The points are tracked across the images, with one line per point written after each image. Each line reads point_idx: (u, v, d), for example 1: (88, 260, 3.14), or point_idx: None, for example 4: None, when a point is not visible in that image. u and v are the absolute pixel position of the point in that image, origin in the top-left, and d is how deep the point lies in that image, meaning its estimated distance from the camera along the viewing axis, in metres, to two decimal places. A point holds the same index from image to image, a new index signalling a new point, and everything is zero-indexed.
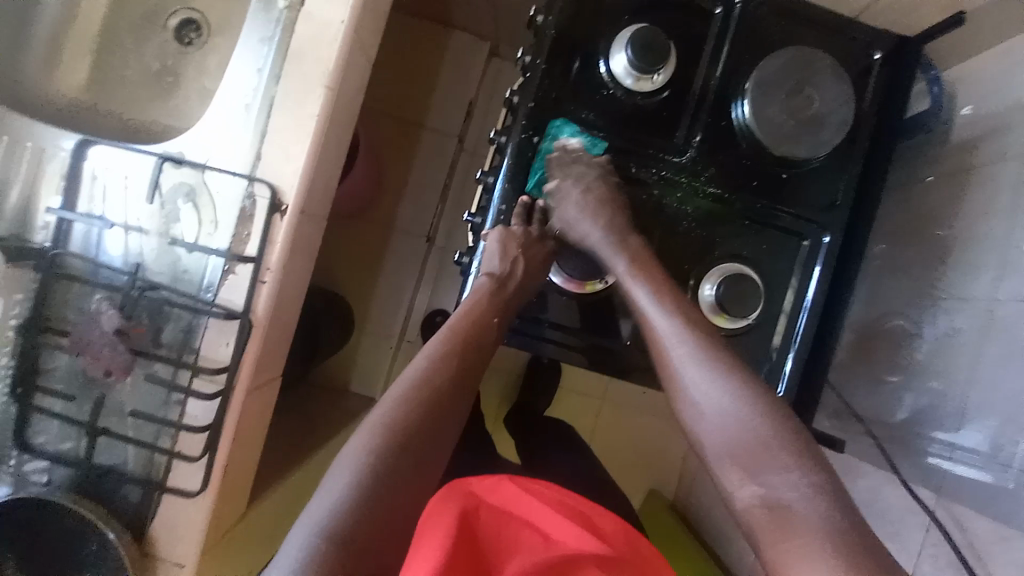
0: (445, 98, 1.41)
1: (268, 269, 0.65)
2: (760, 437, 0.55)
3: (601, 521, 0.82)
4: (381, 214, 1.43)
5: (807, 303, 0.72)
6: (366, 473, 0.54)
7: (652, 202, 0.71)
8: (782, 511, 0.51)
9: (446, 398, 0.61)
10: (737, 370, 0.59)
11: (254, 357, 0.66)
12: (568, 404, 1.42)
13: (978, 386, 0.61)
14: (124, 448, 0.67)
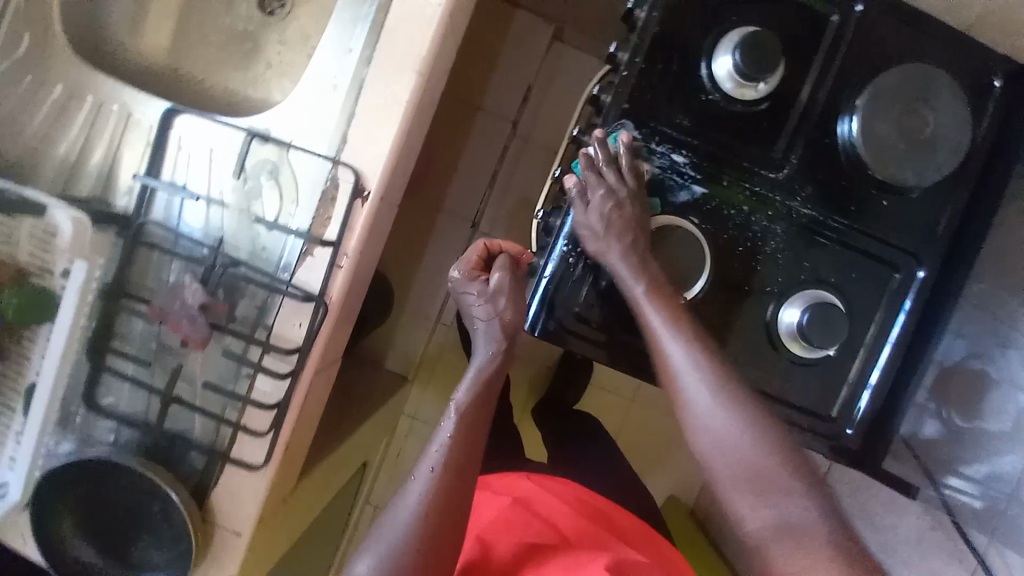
0: (504, 83, 1.37)
1: (346, 254, 0.65)
2: (765, 470, 0.58)
3: (622, 520, 0.86)
4: (429, 196, 1.42)
5: (891, 337, 0.69)
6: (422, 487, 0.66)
7: (739, 218, 0.67)
8: (792, 535, 0.55)
9: (476, 429, 0.69)
10: (745, 402, 0.61)
11: (325, 341, 0.66)
12: (599, 401, 1.40)
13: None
14: (192, 417, 0.68)
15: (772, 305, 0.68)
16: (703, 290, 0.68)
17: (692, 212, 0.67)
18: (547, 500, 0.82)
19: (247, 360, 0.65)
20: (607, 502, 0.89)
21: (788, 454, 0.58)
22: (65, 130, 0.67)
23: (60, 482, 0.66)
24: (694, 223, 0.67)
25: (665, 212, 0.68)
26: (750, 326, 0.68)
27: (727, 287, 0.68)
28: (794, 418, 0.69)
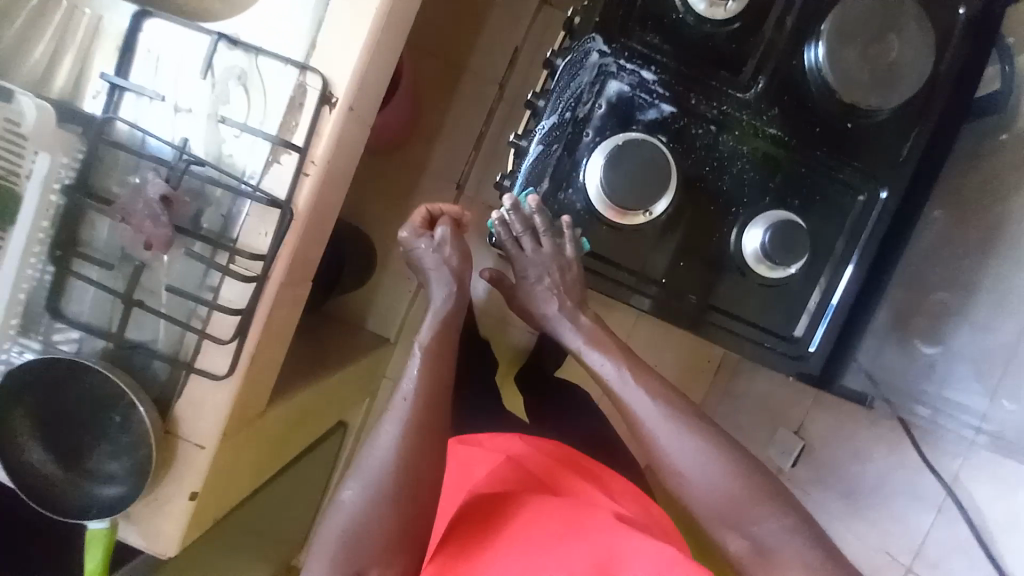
0: (493, 42, 1.31)
1: (313, 162, 0.64)
2: (735, 492, 0.62)
3: (612, 485, 0.86)
4: (412, 158, 1.36)
5: (855, 262, 0.69)
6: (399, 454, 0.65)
7: (707, 138, 0.68)
8: (765, 556, 0.60)
9: (435, 401, 0.68)
10: (700, 427, 0.65)
11: (291, 250, 0.66)
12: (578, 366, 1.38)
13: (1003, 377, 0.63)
14: (156, 324, 0.67)
15: (737, 228, 0.68)
16: (666, 211, 0.67)
17: (661, 130, 0.67)
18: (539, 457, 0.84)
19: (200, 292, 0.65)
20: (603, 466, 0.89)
21: (754, 476, 0.62)
22: (37, 37, 0.66)
23: (22, 383, 0.65)
24: (662, 141, 0.67)
25: (635, 129, 0.67)
26: (715, 248, 0.69)
27: (695, 208, 0.68)
28: (758, 338, 0.71)
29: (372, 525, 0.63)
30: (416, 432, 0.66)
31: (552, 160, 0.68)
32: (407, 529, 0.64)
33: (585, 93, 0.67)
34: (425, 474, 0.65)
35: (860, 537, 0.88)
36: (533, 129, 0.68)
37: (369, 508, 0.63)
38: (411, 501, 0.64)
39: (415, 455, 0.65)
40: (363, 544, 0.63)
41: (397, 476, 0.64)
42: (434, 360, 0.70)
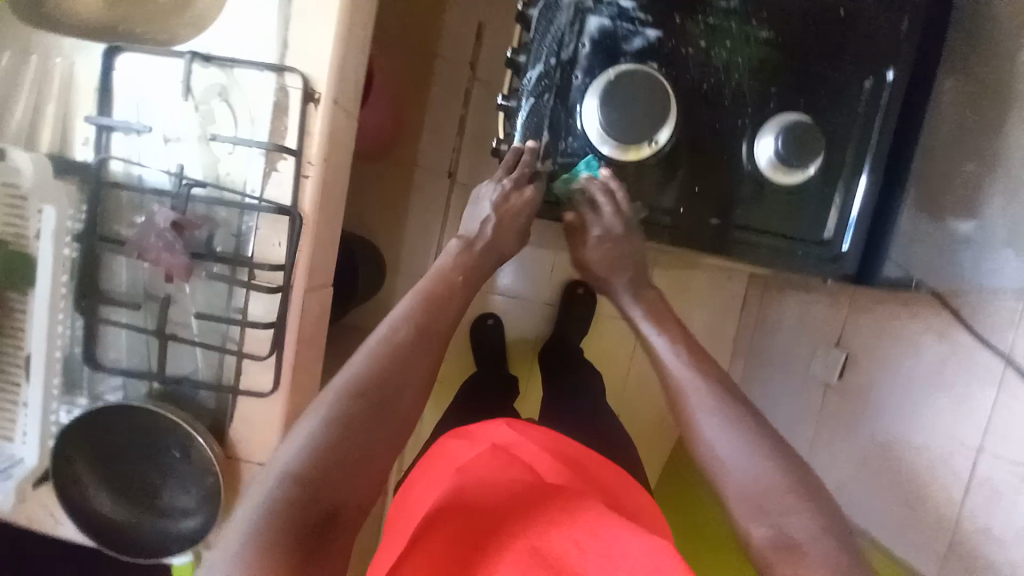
0: (456, 19, 1.27)
1: (310, 162, 0.64)
2: (764, 480, 0.53)
3: (605, 477, 0.68)
4: (401, 155, 1.32)
5: (871, 150, 0.67)
6: (348, 413, 0.52)
7: (698, 55, 0.65)
8: (793, 550, 0.50)
9: (429, 330, 0.60)
10: (745, 415, 0.58)
11: (308, 254, 0.66)
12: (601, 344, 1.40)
13: None
14: (193, 355, 0.68)
15: (747, 141, 0.67)
16: (670, 139, 0.66)
17: (650, 57, 0.65)
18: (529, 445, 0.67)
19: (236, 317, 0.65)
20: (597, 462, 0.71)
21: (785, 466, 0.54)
22: (16, 98, 0.66)
23: (81, 436, 0.67)
24: (654, 67, 0.65)
25: (624, 62, 0.65)
26: (728, 167, 0.68)
27: (699, 129, 0.67)
28: (787, 248, 0.70)
29: (316, 476, 0.48)
30: (403, 354, 0.57)
31: (546, 111, 0.66)
32: (361, 486, 0.50)
33: (566, 35, 0.65)
34: (401, 412, 0.55)
35: (923, 431, 0.86)
36: (521, 84, 0.66)
37: (314, 451, 0.49)
38: (374, 447, 0.52)
39: (398, 381, 0.56)
40: (302, 497, 0.47)
41: (353, 433, 0.51)
42: (438, 297, 0.64)
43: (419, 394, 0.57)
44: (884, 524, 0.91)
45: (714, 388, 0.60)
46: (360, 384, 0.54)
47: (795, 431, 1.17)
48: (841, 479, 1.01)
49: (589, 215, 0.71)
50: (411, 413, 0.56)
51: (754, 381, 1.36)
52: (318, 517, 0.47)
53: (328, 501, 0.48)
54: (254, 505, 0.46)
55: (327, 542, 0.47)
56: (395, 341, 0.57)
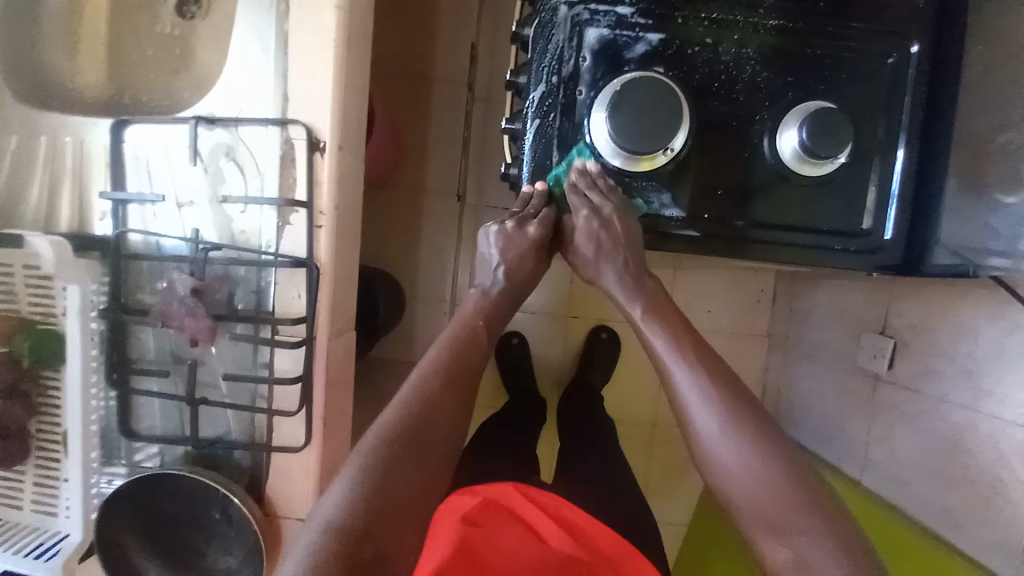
0: (449, 43, 1.26)
1: (321, 212, 0.63)
2: (780, 495, 0.51)
3: (604, 542, 0.79)
4: (409, 183, 1.31)
5: (903, 129, 0.63)
6: (385, 457, 0.52)
7: (706, 54, 0.63)
8: (810, 574, 0.47)
9: (460, 373, 0.61)
10: (752, 422, 0.55)
11: (329, 303, 0.65)
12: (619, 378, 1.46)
13: None
14: (225, 415, 0.68)
15: (768, 136, 0.64)
16: (686, 144, 0.64)
17: (655, 63, 0.63)
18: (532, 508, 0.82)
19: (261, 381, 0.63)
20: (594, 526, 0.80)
21: (797, 476, 0.52)
22: (33, 180, 0.67)
23: (117, 512, 0.66)
24: (660, 72, 0.63)
25: (628, 71, 0.63)
26: (748, 165, 0.64)
27: (714, 130, 0.64)
28: (823, 243, 0.66)
29: (359, 525, 0.47)
30: (437, 397, 0.58)
31: (553, 130, 0.64)
32: (403, 533, 0.49)
33: (567, 50, 0.63)
34: (436, 454, 0.54)
35: (991, 418, 0.80)
36: (525, 105, 0.65)
37: (357, 499, 0.48)
38: (412, 491, 0.51)
39: (429, 420, 0.56)
40: (347, 544, 0.46)
41: (389, 478, 0.51)
42: (463, 340, 0.65)
43: (454, 436, 0.57)
44: (958, 521, 0.85)
45: (717, 380, 0.57)
46: (398, 429, 0.54)
47: (846, 425, 1.11)
48: (904, 474, 0.95)
49: (603, 239, 0.67)
50: (445, 456, 0.55)
51: (793, 374, 1.30)
52: (363, 569, 0.45)
53: (375, 549, 0.47)
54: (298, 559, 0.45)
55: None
56: (428, 387, 0.58)
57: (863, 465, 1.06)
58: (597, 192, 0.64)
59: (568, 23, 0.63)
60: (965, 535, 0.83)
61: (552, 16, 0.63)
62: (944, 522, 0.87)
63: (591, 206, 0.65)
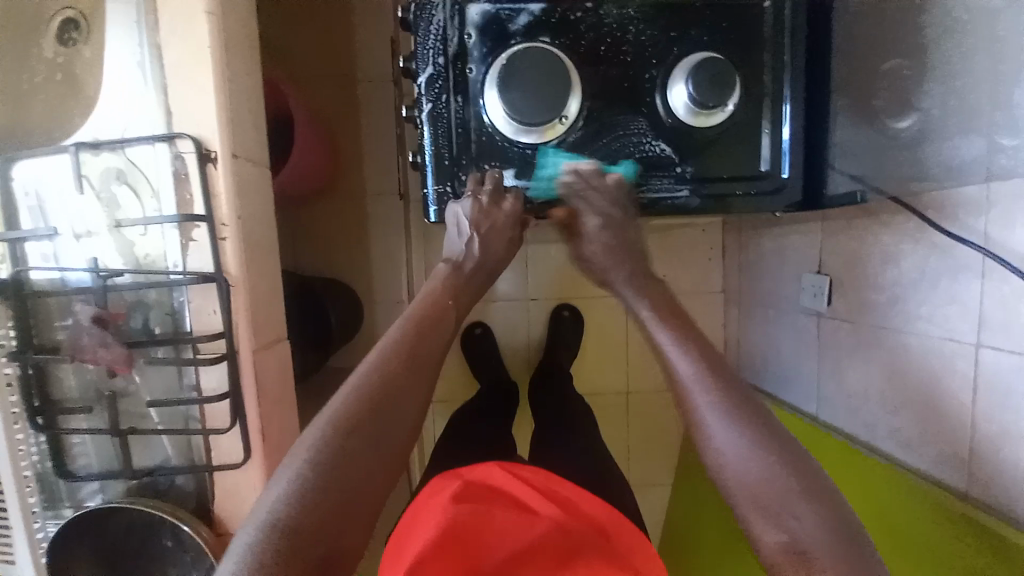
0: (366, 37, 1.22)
1: (224, 224, 0.62)
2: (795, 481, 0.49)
3: (589, 508, 0.75)
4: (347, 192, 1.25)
5: (789, 69, 0.64)
6: (342, 445, 0.48)
7: (590, 18, 0.63)
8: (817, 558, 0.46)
9: (419, 353, 0.57)
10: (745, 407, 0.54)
11: (246, 315, 0.63)
12: (597, 349, 1.50)
13: (1001, 114, 0.63)
14: (162, 443, 0.68)
15: (659, 93, 0.64)
16: (581, 110, 0.64)
17: (540, 33, 0.63)
18: (518, 489, 0.75)
19: (159, 426, 0.63)
20: (574, 490, 0.77)
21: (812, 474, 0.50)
22: None
23: (66, 552, 0.66)
24: (547, 42, 0.63)
25: (515, 44, 0.63)
26: (647, 124, 0.65)
27: (609, 92, 0.64)
28: (727, 190, 0.67)
29: (304, 526, 0.44)
30: (394, 382, 0.54)
31: (448, 111, 0.64)
32: (358, 530, 0.47)
33: (449, 30, 0.62)
34: (391, 440, 0.51)
35: (920, 336, 0.83)
36: (417, 90, 0.64)
37: (301, 498, 0.45)
38: (364, 487, 0.48)
39: (391, 404, 0.52)
40: (294, 551, 0.43)
41: (343, 469, 0.47)
42: (428, 317, 0.61)
43: (412, 421, 0.54)
44: (906, 439, 0.88)
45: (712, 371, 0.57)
46: (346, 417, 0.50)
47: (800, 366, 1.15)
48: (854, 403, 0.99)
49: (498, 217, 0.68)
50: (402, 445, 0.52)
51: (750, 325, 1.34)
52: (310, 567, 0.43)
53: (328, 546, 0.44)
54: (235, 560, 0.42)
55: None
56: (386, 369, 0.54)
57: (819, 401, 1.09)
58: (481, 178, 0.65)
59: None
60: (909, 451, 0.87)
61: None
62: (894, 442, 0.90)
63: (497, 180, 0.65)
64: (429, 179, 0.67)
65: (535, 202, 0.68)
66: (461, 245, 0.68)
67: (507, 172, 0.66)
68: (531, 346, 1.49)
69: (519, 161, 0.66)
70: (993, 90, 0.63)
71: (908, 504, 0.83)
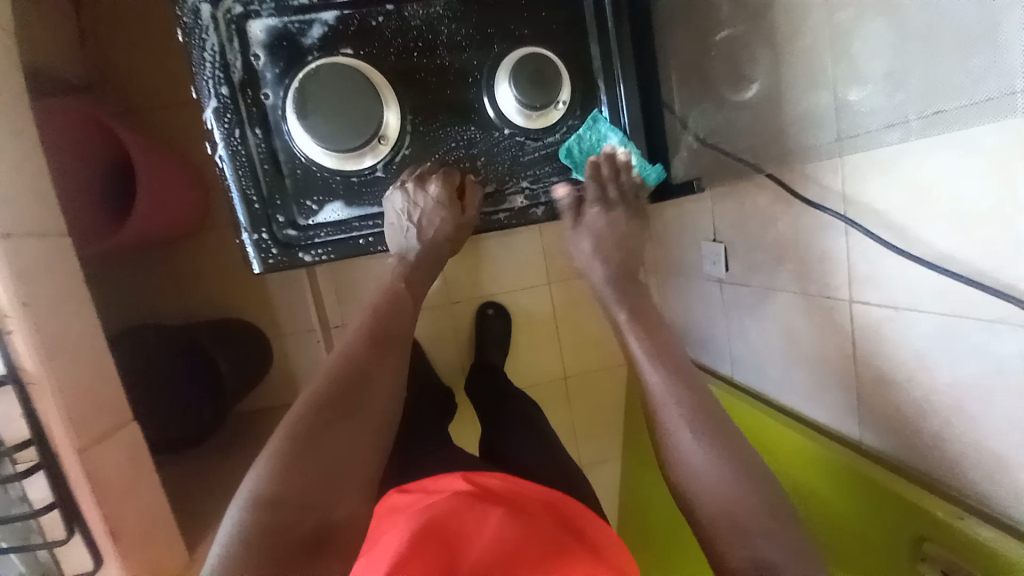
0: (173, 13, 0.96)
1: (6, 315, 0.53)
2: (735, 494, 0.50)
3: (566, 508, 0.73)
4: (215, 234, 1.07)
5: (615, 56, 0.62)
6: (313, 425, 0.51)
7: (392, 22, 0.57)
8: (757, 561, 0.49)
9: (386, 337, 0.59)
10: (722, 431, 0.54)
11: (60, 413, 0.56)
12: (526, 345, 1.45)
13: (841, 73, 0.61)
14: (9, 562, 0.60)
15: (487, 95, 0.60)
16: (402, 124, 0.59)
17: (339, 44, 0.56)
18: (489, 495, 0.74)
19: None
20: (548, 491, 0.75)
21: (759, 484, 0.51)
22: None
23: None
24: (349, 54, 0.56)
25: (313, 61, 0.56)
26: (479, 132, 0.61)
27: (430, 101, 0.59)
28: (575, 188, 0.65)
29: (290, 497, 0.48)
30: (365, 364, 0.57)
31: (248, 146, 0.56)
32: (348, 500, 0.51)
33: (229, 55, 0.55)
34: (369, 412, 0.55)
35: (800, 296, 0.83)
36: (206, 128, 0.56)
37: (284, 472, 0.49)
38: (345, 458, 0.51)
39: (363, 384, 0.55)
40: (283, 519, 0.47)
41: (322, 441, 0.51)
42: (390, 304, 0.62)
43: (379, 398, 0.56)
44: (805, 395, 0.90)
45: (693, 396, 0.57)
46: (326, 398, 0.53)
47: (711, 333, 1.15)
48: (759, 362, 1.00)
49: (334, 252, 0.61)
50: (375, 420, 0.55)
51: (664, 296, 1.35)
52: (300, 533, 0.47)
53: (316, 522, 0.48)
54: (224, 533, 0.46)
55: (311, 561, 0.47)
56: (353, 353, 0.57)
57: (732, 364, 1.10)
58: (306, 219, 0.59)
59: (218, 21, 0.54)
60: (810, 405, 0.89)
61: (204, 13, 0.53)
62: (797, 398, 0.92)
63: (324, 217, 0.60)
64: (243, 226, 0.59)
65: (369, 234, 0.61)
66: (340, 249, 0.60)
67: (333, 206, 0.60)
68: (458, 352, 1.43)
69: (346, 194, 0.60)
70: (832, 45, 0.61)
71: (831, 468, 0.81)
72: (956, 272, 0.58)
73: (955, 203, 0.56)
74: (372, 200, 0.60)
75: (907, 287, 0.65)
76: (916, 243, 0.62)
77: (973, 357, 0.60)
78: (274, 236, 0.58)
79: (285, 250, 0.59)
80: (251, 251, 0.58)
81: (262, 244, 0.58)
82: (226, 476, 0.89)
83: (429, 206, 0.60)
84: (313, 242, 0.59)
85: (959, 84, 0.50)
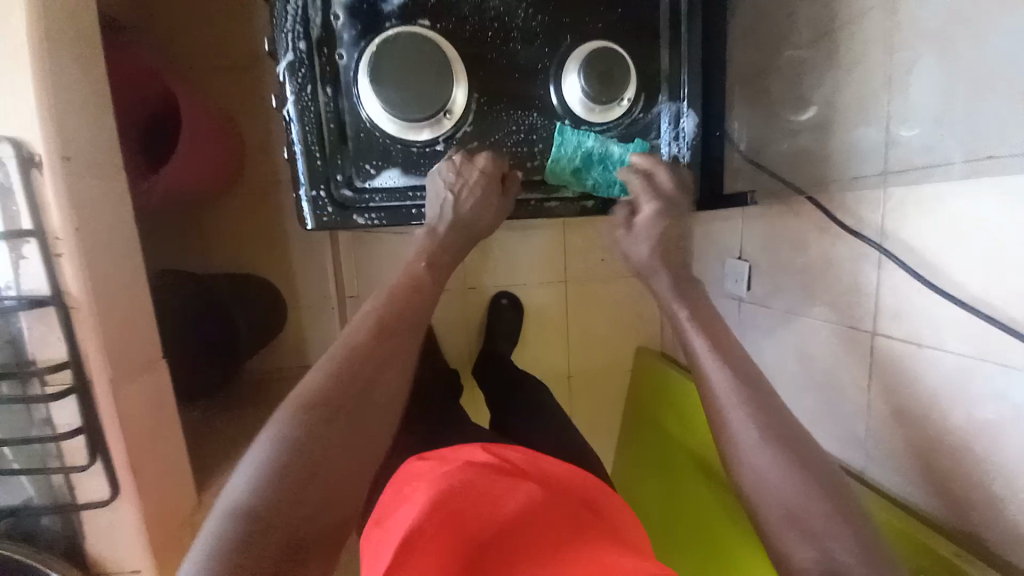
0: None
1: (57, 238, 0.54)
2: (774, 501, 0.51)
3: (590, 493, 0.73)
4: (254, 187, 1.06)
5: (683, 63, 0.63)
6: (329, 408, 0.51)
7: (472, 0, 0.58)
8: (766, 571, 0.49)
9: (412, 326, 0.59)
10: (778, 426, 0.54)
11: (95, 342, 0.56)
12: (537, 339, 1.46)
13: (898, 108, 0.62)
14: (21, 483, 0.61)
15: (553, 85, 0.61)
16: (468, 103, 0.59)
17: (417, 15, 0.57)
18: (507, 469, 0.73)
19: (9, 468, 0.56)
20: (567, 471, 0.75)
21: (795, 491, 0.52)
22: None
23: None
24: (427, 26, 0.57)
25: (390, 28, 0.57)
26: (540, 119, 0.61)
27: (498, 83, 0.60)
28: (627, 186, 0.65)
29: (295, 481, 0.47)
30: (387, 351, 0.56)
31: (316, 104, 0.57)
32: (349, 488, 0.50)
33: (311, 11, 0.55)
34: (385, 401, 0.54)
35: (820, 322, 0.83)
36: (279, 81, 0.57)
37: (290, 455, 0.48)
38: (357, 446, 0.51)
39: (382, 371, 0.55)
40: (286, 504, 0.46)
41: (335, 428, 0.50)
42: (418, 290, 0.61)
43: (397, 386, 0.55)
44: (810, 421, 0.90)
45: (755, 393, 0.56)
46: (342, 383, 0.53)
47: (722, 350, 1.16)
48: None
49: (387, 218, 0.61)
50: (388, 409, 0.54)
51: None
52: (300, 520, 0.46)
53: (316, 509, 0.47)
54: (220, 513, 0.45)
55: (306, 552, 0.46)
56: (380, 337, 0.56)
57: None
58: (363, 182, 0.60)
59: None
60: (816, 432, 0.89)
61: None
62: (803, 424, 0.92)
63: (379, 182, 0.60)
64: (302, 181, 0.59)
65: (421, 206, 0.62)
66: (394, 215, 0.62)
67: (392, 173, 0.60)
68: (467, 338, 1.43)
69: (406, 163, 0.60)
70: (891, 78, 0.62)
71: None
72: (986, 314, 0.59)
73: (988, 243, 0.57)
74: (427, 172, 0.61)
75: (932, 324, 0.65)
76: (948, 282, 0.62)
77: (990, 402, 0.61)
78: (332, 195, 0.60)
79: (340, 210, 0.60)
80: (308, 207, 0.60)
81: (318, 201, 0.59)
82: (233, 430, 0.89)
83: (474, 178, 0.59)
84: (367, 206, 0.60)
85: (1014, 128, 0.51)
